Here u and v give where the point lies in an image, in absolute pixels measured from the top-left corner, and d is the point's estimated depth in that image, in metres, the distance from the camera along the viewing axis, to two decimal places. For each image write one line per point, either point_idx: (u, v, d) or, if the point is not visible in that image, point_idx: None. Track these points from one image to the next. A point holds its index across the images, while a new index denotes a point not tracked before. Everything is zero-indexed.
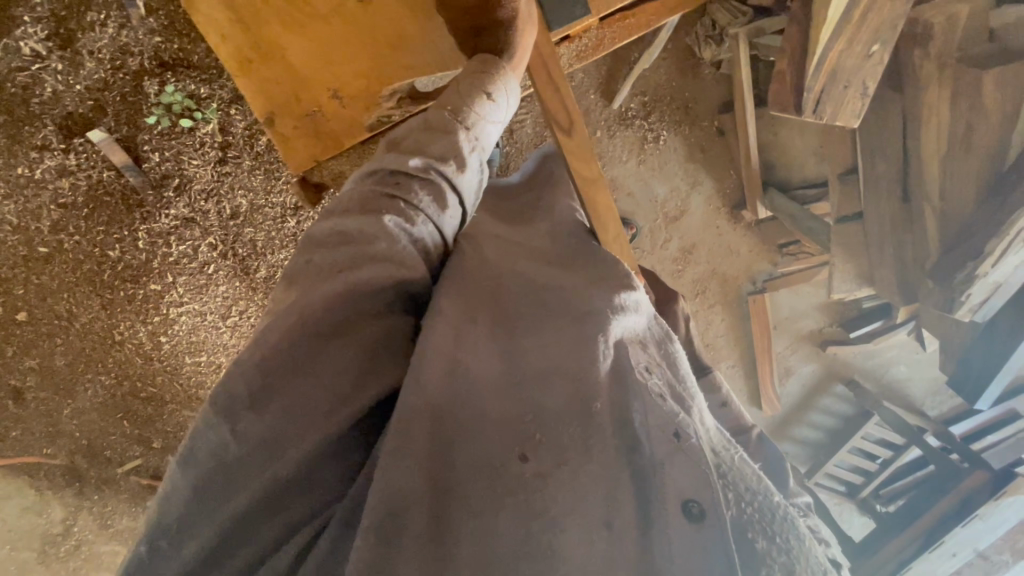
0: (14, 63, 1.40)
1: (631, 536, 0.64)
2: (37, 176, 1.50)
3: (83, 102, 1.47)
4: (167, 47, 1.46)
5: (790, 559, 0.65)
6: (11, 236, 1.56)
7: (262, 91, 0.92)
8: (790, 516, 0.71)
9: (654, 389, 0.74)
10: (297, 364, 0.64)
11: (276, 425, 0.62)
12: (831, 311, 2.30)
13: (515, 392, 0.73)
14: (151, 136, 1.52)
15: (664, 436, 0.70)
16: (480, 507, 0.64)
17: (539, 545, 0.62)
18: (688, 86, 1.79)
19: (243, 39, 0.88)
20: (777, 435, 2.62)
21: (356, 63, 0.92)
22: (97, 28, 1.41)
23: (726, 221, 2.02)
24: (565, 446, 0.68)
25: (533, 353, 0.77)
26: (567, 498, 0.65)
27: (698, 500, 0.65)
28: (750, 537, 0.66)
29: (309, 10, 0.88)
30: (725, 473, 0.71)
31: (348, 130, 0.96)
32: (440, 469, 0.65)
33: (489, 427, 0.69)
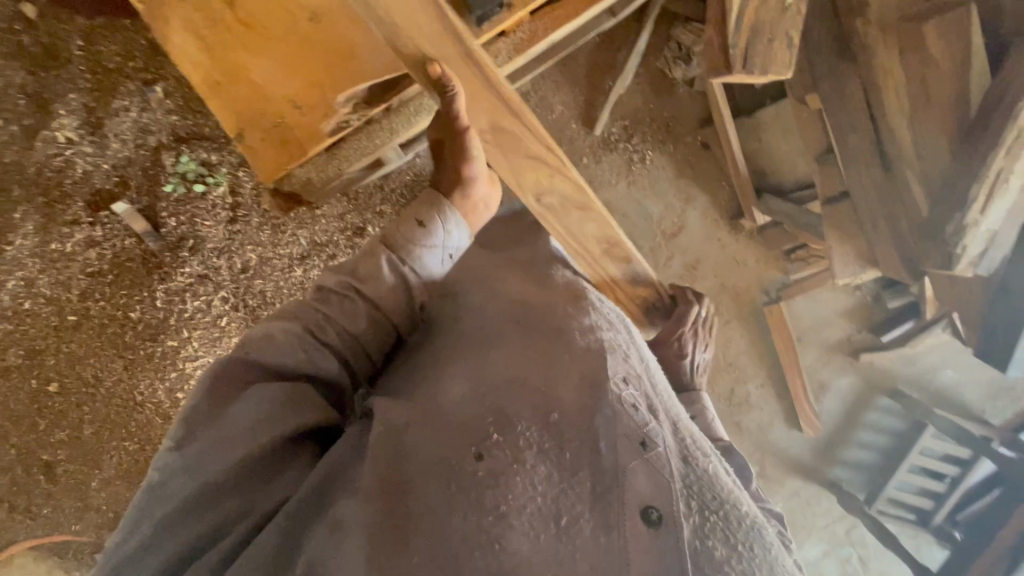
0: (51, 151, 1.59)
1: (587, 535, 0.60)
2: (69, 249, 1.64)
3: (109, 179, 1.62)
4: (183, 124, 1.63)
5: (748, 565, 0.62)
6: (43, 307, 1.68)
7: (232, 109, 0.99)
8: (762, 527, 0.69)
9: (627, 400, 0.72)
10: (228, 406, 0.72)
11: (196, 454, 0.68)
12: (857, 317, 2.20)
13: (479, 399, 0.72)
14: (168, 203, 1.65)
15: (632, 447, 0.66)
16: (437, 503, 0.63)
17: (488, 538, 0.60)
18: (666, 106, 1.86)
19: (211, 63, 0.97)
20: (825, 460, 2.38)
21: (310, 74, 0.98)
22: (122, 112, 1.59)
23: (727, 232, 2.02)
24: (520, 449, 0.66)
25: (500, 361, 0.78)
26: (520, 493, 0.63)
27: (655, 506, 0.61)
28: (709, 545, 0.61)
29: (267, 34, 0.97)
30: (694, 482, 0.67)
31: (310, 138, 1.01)
32: (401, 473, 0.66)
33: (448, 427, 0.69)
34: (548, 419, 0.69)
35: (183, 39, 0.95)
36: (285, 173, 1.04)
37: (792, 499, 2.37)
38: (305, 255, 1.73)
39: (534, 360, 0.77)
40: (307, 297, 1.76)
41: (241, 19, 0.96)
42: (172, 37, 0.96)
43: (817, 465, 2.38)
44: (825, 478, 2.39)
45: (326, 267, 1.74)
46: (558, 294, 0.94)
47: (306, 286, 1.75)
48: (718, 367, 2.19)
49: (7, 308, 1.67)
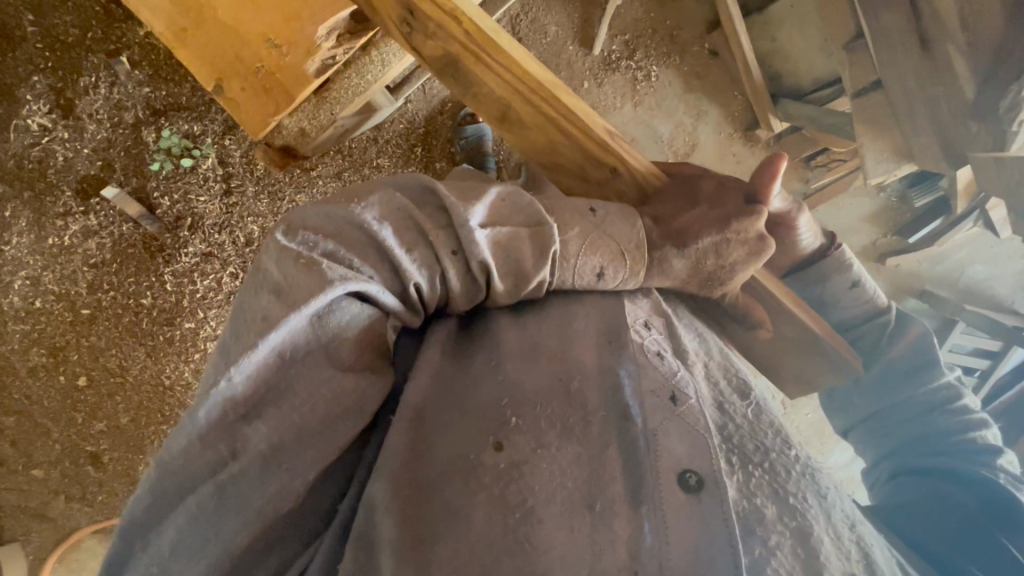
0: (26, 140, 1.51)
1: (623, 512, 0.57)
2: (67, 242, 1.60)
3: (92, 164, 1.55)
4: (157, 95, 1.53)
5: (801, 520, 0.60)
6: (55, 304, 1.66)
7: (205, 56, 0.91)
8: (813, 470, 0.67)
9: (651, 349, 0.68)
10: (282, 380, 0.57)
11: (247, 436, 0.55)
12: (882, 221, 2.12)
13: (494, 379, 0.65)
14: (158, 182, 1.58)
15: (662, 401, 0.62)
16: (459, 504, 0.57)
17: (517, 538, 0.55)
18: (668, 14, 1.73)
19: (172, 7, 0.89)
20: None
21: (284, 6, 0.89)
22: (91, 90, 1.49)
23: (742, 146, 1.89)
24: (543, 429, 0.61)
25: (513, 334, 0.69)
26: (549, 483, 0.58)
27: (693, 469, 0.58)
28: (758, 506, 0.60)
29: None
30: (731, 433, 0.65)
31: (295, 80, 0.91)
32: (416, 470, 0.59)
33: (465, 413, 0.63)
34: (569, 388, 0.64)
35: None
36: (273, 126, 0.95)
37: None
38: None
39: (549, 324, 0.70)
40: None
41: None
42: None
43: None
44: None
45: None
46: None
47: None
48: None
49: (19, 308, 1.65)
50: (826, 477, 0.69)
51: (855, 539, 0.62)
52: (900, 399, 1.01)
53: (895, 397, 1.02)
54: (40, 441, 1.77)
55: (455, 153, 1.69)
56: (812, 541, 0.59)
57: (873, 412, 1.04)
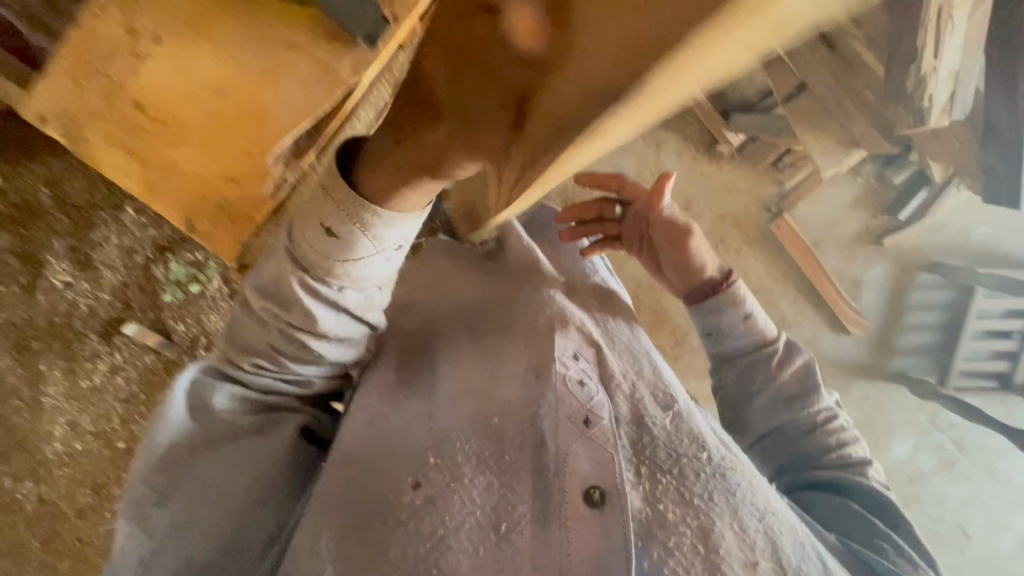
0: (51, 298, 1.65)
1: (530, 528, 0.58)
2: (98, 382, 1.72)
3: (112, 307, 1.69)
4: (162, 234, 1.70)
5: (706, 517, 0.61)
6: (94, 442, 1.76)
7: (174, 203, 0.93)
8: (725, 468, 0.66)
9: (573, 378, 0.68)
10: (204, 449, 0.64)
11: (169, 522, 0.60)
12: (869, 204, 2.12)
13: (424, 424, 0.65)
14: (173, 310, 1.73)
15: (574, 425, 0.64)
16: (376, 545, 0.57)
17: (426, 565, 0.56)
18: None
19: (140, 167, 0.90)
20: (884, 353, 2.29)
21: (233, 144, 0.90)
22: (104, 242, 1.66)
23: (707, 163, 1.99)
24: (460, 464, 0.61)
25: (448, 380, 0.69)
26: (458, 512, 0.58)
27: (599, 484, 0.60)
28: (663, 509, 0.61)
29: (182, 119, 0.88)
30: (643, 445, 0.65)
31: (255, 208, 0.95)
32: (343, 517, 0.60)
33: (381, 459, 0.63)
34: (490, 424, 0.64)
35: (106, 153, 0.88)
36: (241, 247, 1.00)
37: (864, 404, 2.29)
38: None
39: (484, 364, 0.71)
40: None
41: (145, 109, 0.86)
42: (97, 153, 0.88)
43: (876, 363, 2.29)
44: (892, 373, 2.30)
45: None
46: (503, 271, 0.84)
47: None
48: None
49: (61, 454, 1.74)
50: (746, 472, 0.67)
51: (766, 530, 0.62)
52: (786, 425, 0.91)
53: (782, 419, 0.91)
54: None
55: None
56: (712, 539, 0.60)
57: (773, 431, 0.92)
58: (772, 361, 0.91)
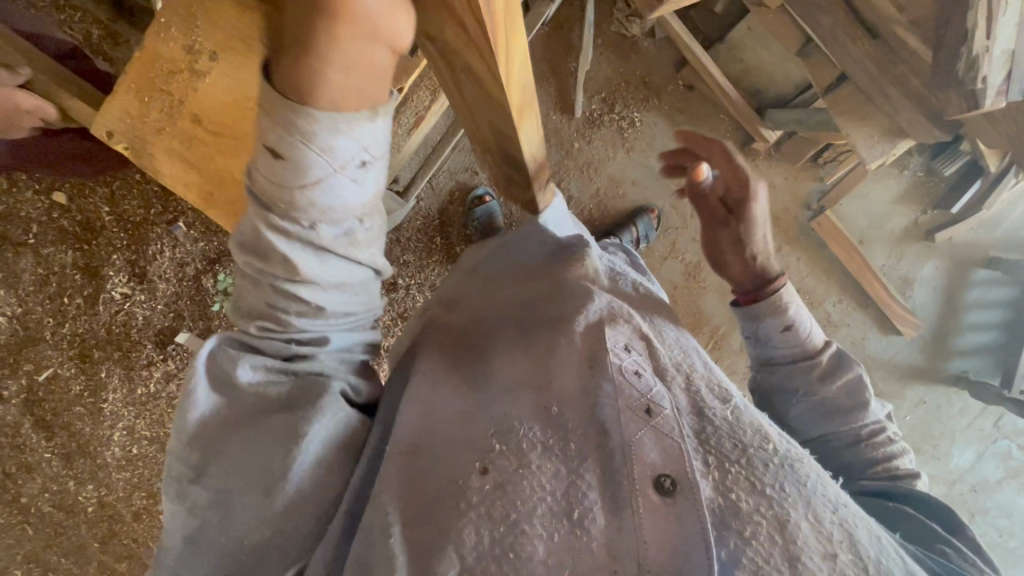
0: (112, 308, 1.76)
1: (600, 515, 0.58)
2: (153, 389, 1.80)
3: (166, 316, 1.78)
4: (211, 246, 1.77)
5: (779, 509, 0.57)
6: (150, 446, 1.84)
7: (230, 209, 0.99)
8: (793, 459, 0.62)
9: (629, 370, 0.67)
10: (234, 424, 0.61)
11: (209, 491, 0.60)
12: (918, 198, 2.04)
13: (483, 413, 0.66)
14: (221, 319, 1.79)
15: (637, 414, 0.62)
16: (450, 524, 0.58)
17: (503, 547, 0.57)
18: (636, 64, 1.85)
19: (201, 177, 0.96)
20: (940, 355, 2.18)
21: None
22: (158, 255, 1.75)
23: (743, 161, 1.96)
24: (526, 450, 0.62)
25: (503, 369, 0.71)
26: (530, 497, 0.59)
27: (667, 473, 0.58)
28: (734, 500, 0.58)
29: (239, 133, 0.94)
30: (709, 436, 0.62)
31: None
32: (415, 500, 0.61)
33: (444, 447, 0.64)
34: (551, 413, 0.64)
35: (170, 164, 0.94)
36: None
37: (920, 408, 2.18)
38: None
39: (538, 355, 0.71)
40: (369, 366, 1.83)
41: (209, 127, 0.93)
42: (160, 166, 0.94)
43: (932, 365, 2.18)
44: (949, 376, 2.19)
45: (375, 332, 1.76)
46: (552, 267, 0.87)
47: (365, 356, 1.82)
48: None
49: (121, 457, 1.84)
50: (811, 465, 0.64)
51: (842, 522, 0.58)
52: (832, 434, 0.89)
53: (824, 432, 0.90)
54: None
55: (470, 235, 1.81)
56: (790, 529, 0.56)
57: (818, 438, 0.90)
58: (814, 371, 0.89)
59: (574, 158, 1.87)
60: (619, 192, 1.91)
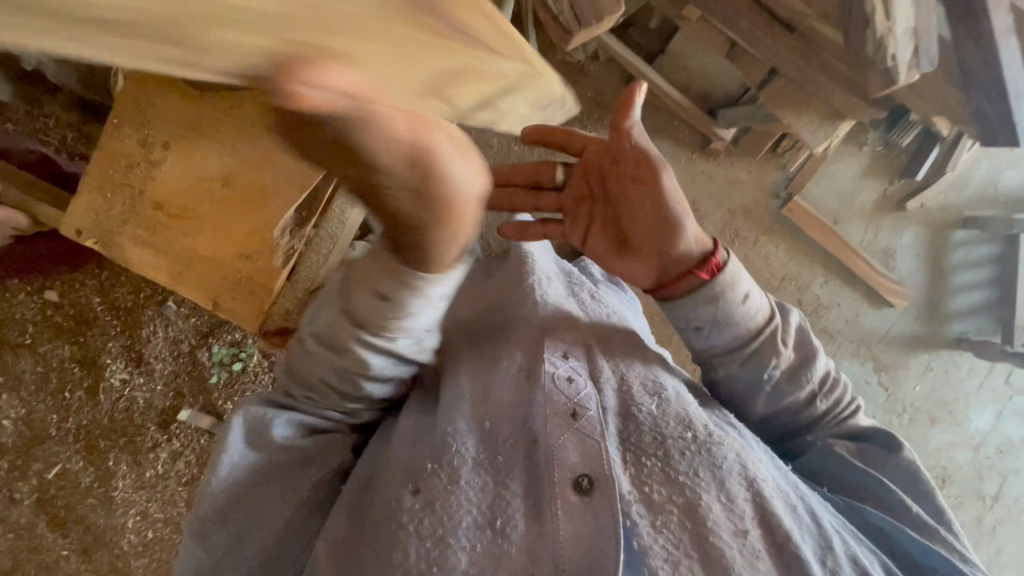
0: (114, 396, 1.79)
1: (523, 519, 0.69)
2: (162, 469, 1.82)
3: (166, 396, 1.80)
4: (201, 321, 1.80)
5: (685, 489, 0.72)
6: (165, 528, 1.84)
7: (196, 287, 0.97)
8: (710, 443, 0.76)
9: (562, 377, 0.79)
10: (253, 480, 0.81)
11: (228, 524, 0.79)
12: (882, 171, 2.06)
13: (426, 436, 0.78)
14: (220, 391, 1.81)
15: (562, 419, 0.75)
16: (380, 549, 0.70)
17: (429, 561, 0.67)
18: (586, 87, 1.92)
19: (165, 260, 0.96)
20: (936, 320, 2.18)
21: (246, 224, 0.96)
22: (152, 337, 1.79)
23: (706, 161, 2.00)
24: (460, 467, 0.73)
25: (447, 392, 0.83)
26: (456, 512, 0.70)
27: (585, 474, 0.71)
28: (648, 490, 0.72)
29: (199, 211, 0.96)
30: (629, 433, 0.77)
31: (270, 278, 0.96)
32: (359, 525, 0.73)
33: (388, 476, 0.76)
34: (487, 429, 0.77)
35: (135, 252, 0.96)
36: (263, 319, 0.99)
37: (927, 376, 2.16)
38: None
39: (481, 376, 0.84)
40: None
41: (171, 210, 0.96)
42: (127, 256, 0.96)
43: (931, 331, 2.17)
44: (949, 339, 2.18)
45: None
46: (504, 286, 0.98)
47: None
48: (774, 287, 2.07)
49: (137, 543, 1.84)
50: (731, 445, 0.78)
51: (750, 492, 0.73)
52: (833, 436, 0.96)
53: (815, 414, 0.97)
54: None
55: None
56: (698, 510, 0.70)
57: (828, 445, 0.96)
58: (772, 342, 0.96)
59: None
60: None
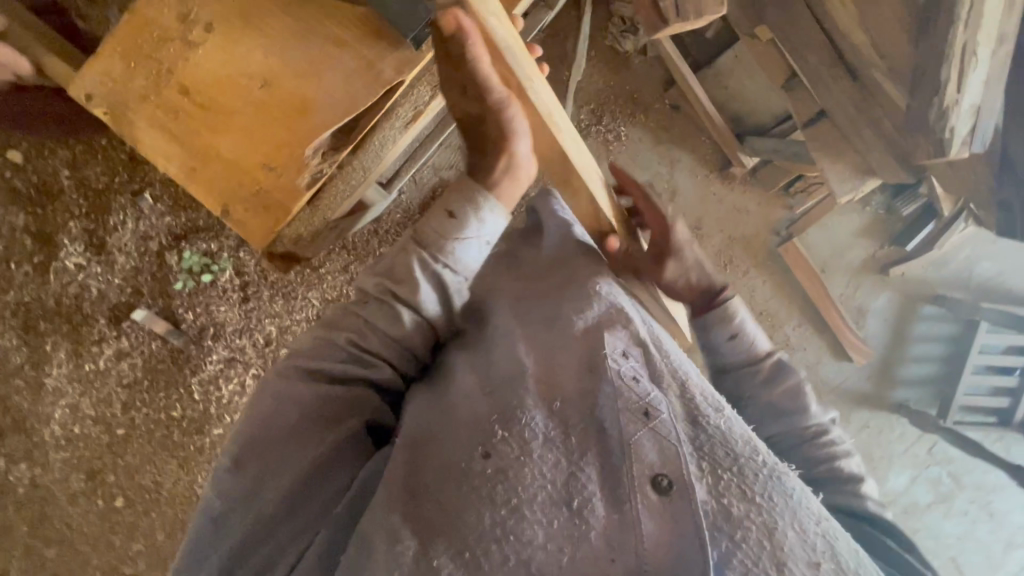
0: (64, 279, 1.66)
1: (598, 509, 0.60)
2: (102, 367, 1.71)
3: (123, 292, 1.69)
4: (177, 222, 1.68)
5: (769, 515, 0.60)
6: (93, 428, 1.74)
7: (211, 189, 0.91)
8: (781, 471, 0.65)
9: (626, 373, 0.70)
10: (278, 435, 0.66)
11: (246, 484, 0.64)
12: (876, 233, 2.15)
13: (486, 396, 0.69)
14: (182, 299, 1.71)
15: (635, 417, 0.65)
16: (452, 506, 0.61)
17: (502, 531, 0.59)
18: (626, 80, 1.88)
19: (184, 153, 0.89)
20: (884, 383, 2.32)
21: (275, 135, 0.88)
22: (119, 227, 1.65)
23: (720, 184, 2.02)
24: (529, 439, 0.64)
25: (507, 353, 0.74)
26: (530, 484, 0.61)
27: (664, 473, 0.62)
28: (726, 505, 0.60)
29: (226, 109, 0.88)
30: (702, 442, 0.65)
31: (291, 197, 0.90)
32: (417, 483, 0.63)
33: (455, 432, 0.67)
34: (552, 407, 0.68)
35: (152, 137, 0.88)
36: (276, 237, 0.94)
37: (863, 432, 2.30)
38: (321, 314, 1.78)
39: (538, 345, 0.75)
40: None
41: (198, 100, 0.88)
42: (143, 139, 0.89)
43: (877, 391, 2.32)
44: (890, 402, 2.33)
45: None
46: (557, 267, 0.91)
47: None
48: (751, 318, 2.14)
49: (60, 436, 1.74)
50: (800, 480, 0.67)
51: (826, 535, 0.60)
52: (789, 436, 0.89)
53: (767, 431, 0.91)
54: (80, 568, 1.82)
55: None
56: (778, 537, 0.59)
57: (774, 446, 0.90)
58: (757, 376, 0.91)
59: None
60: None
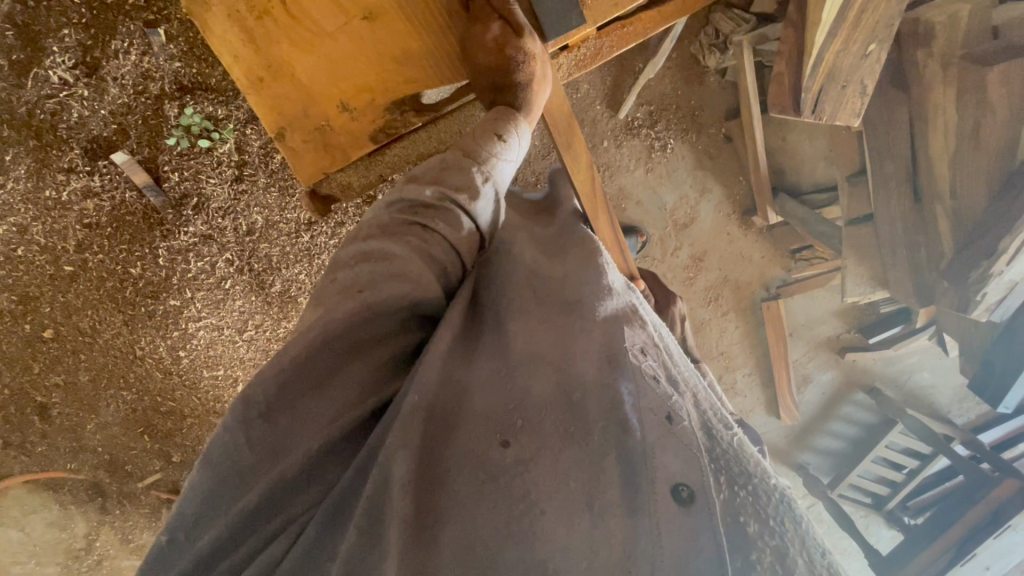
0: (44, 91, 1.46)
1: (618, 517, 0.61)
2: (63, 198, 1.57)
3: (106, 126, 1.53)
4: (187, 71, 1.51)
5: (782, 541, 0.61)
6: (38, 255, 1.61)
7: (272, 107, 0.84)
8: (786, 497, 0.68)
9: (647, 371, 0.71)
10: (309, 388, 0.62)
11: (274, 441, 0.61)
12: (848, 317, 2.27)
13: (504, 385, 0.71)
14: (171, 156, 1.58)
15: (657, 419, 0.66)
16: (464, 497, 0.64)
17: (518, 525, 0.61)
18: (695, 94, 1.82)
19: (255, 58, 0.81)
20: (797, 445, 2.56)
21: (360, 75, 0.84)
22: (121, 55, 1.46)
23: (736, 226, 2.03)
24: (547, 433, 0.67)
25: (519, 339, 0.75)
26: (547, 481, 0.63)
27: (687, 483, 0.61)
28: (743, 522, 0.61)
29: (318, 30, 0.81)
30: (719, 455, 0.66)
31: (354, 142, 0.88)
32: (427, 471, 0.64)
33: (474, 419, 0.68)
34: (571, 400, 0.69)
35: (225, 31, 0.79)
36: (324, 177, 0.91)
37: None
38: (312, 220, 1.71)
39: (556, 335, 0.75)
40: (314, 263, 1.78)
41: (287, 7, 0.79)
42: (211, 25, 0.79)
43: (787, 449, 2.56)
44: (794, 461, 2.59)
45: (333, 234, 1.75)
46: (579, 257, 0.89)
47: (313, 253, 1.76)
48: (710, 354, 2.25)
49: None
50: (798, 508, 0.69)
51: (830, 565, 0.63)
52: None
53: None
54: None
55: None
56: (790, 563, 0.60)
57: None
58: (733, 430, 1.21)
59: (596, 157, 1.82)
60: (620, 205, 1.91)
